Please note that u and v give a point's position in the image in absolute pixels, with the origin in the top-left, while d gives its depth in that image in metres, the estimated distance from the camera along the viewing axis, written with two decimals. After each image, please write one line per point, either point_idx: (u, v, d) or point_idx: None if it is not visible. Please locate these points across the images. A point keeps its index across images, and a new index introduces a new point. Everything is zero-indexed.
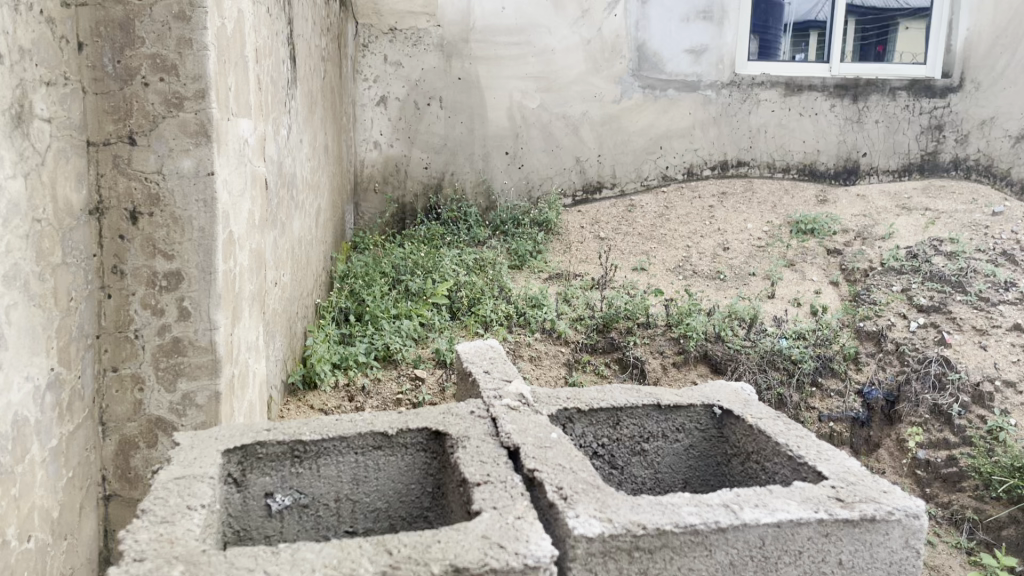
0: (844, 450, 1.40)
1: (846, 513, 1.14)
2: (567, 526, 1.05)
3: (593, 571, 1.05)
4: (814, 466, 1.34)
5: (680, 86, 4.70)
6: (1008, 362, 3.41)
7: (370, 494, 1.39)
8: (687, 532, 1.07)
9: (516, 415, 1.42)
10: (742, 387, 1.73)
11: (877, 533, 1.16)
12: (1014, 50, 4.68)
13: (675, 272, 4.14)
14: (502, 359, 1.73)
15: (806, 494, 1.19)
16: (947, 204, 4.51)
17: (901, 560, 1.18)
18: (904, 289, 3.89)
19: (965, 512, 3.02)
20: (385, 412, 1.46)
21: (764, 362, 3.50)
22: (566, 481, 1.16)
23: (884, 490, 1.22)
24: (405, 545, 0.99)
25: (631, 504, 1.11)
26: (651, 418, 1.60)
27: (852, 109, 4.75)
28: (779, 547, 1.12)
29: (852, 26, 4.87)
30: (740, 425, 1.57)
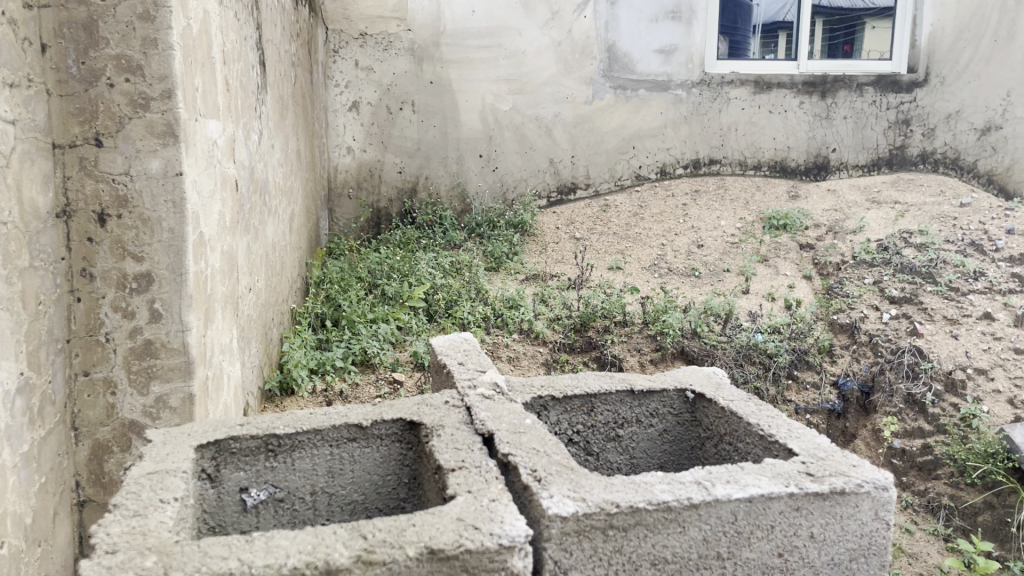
0: (813, 428, 1.43)
1: (815, 486, 1.17)
2: (541, 506, 1.06)
3: (568, 550, 1.06)
4: (785, 444, 1.36)
5: (651, 86, 4.73)
6: (980, 350, 3.46)
7: (346, 486, 1.40)
8: (661, 509, 1.09)
9: (490, 403, 1.43)
10: (714, 372, 1.75)
11: (847, 505, 1.19)
12: (976, 45, 4.73)
13: (650, 270, 4.18)
14: (476, 351, 1.74)
15: (776, 470, 1.22)
16: (917, 197, 4.58)
17: (870, 531, 1.22)
18: (876, 281, 3.95)
19: (941, 499, 3.05)
20: (360, 405, 1.46)
21: (741, 357, 3.58)
22: (541, 463, 1.18)
23: (852, 464, 1.26)
24: (380, 529, 0.99)
25: (604, 485, 1.12)
26: (625, 403, 1.61)
27: (821, 105, 4.80)
28: (752, 522, 1.15)
29: (819, 26, 4.93)
30: (712, 408, 1.59)
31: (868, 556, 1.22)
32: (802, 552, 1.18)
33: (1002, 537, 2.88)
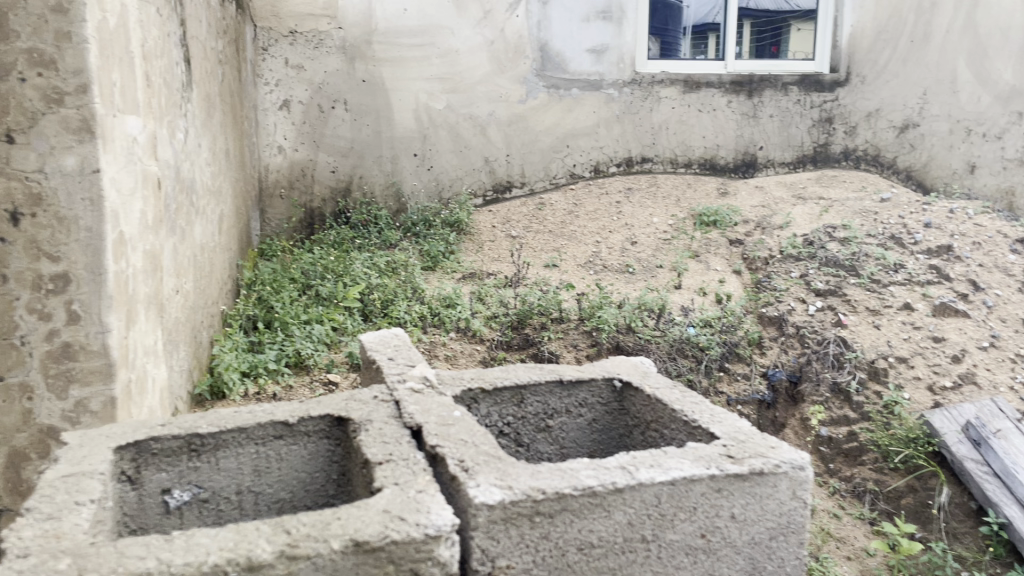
0: (735, 412, 1.50)
1: (735, 468, 1.25)
2: (468, 496, 1.11)
3: (496, 538, 1.11)
4: (708, 429, 1.43)
5: (584, 85, 4.78)
6: (899, 340, 3.68)
7: (274, 485, 1.40)
8: (586, 494, 1.16)
9: (420, 397, 1.44)
10: (642, 361, 1.79)
11: (766, 485, 1.27)
12: (894, 45, 4.91)
13: (585, 268, 4.23)
14: (407, 347, 1.73)
15: (698, 453, 1.29)
16: (840, 193, 4.74)
17: (788, 510, 1.30)
18: (802, 275, 4.10)
19: (867, 484, 3.29)
20: (288, 402, 1.46)
21: (674, 351, 3.68)
22: (469, 454, 1.21)
23: (771, 445, 1.34)
24: (304, 524, 1.02)
25: (531, 473, 1.18)
26: (554, 394, 1.65)
27: (748, 104, 4.92)
28: (675, 503, 1.22)
29: (747, 28, 5.07)
30: (639, 396, 1.64)
31: (786, 533, 1.31)
32: (723, 531, 1.26)
33: (923, 519, 3.15)
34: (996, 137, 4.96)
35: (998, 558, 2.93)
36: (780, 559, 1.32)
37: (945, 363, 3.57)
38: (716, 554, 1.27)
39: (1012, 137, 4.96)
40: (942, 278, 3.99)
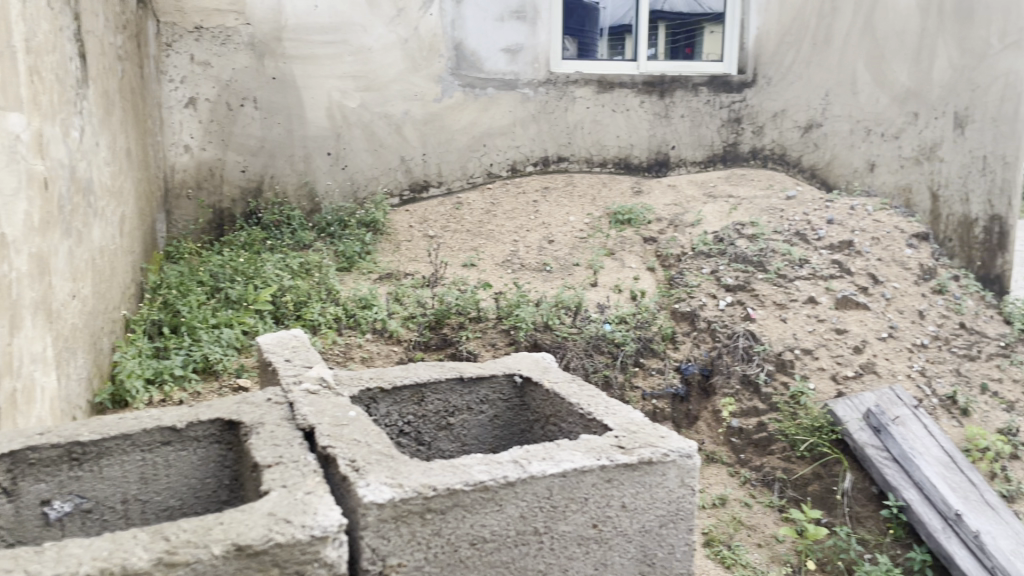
0: (628, 404, 1.74)
1: (624, 458, 1.50)
2: (359, 495, 1.29)
3: (387, 535, 1.30)
4: (602, 421, 1.68)
5: (499, 85, 4.80)
6: (805, 332, 3.86)
7: (161, 492, 1.57)
8: (478, 489, 1.37)
9: (313, 398, 1.64)
10: (545, 357, 2.06)
11: (654, 474, 1.53)
12: (797, 48, 5.08)
13: (503, 267, 4.24)
14: (305, 348, 1.89)
15: (591, 446, 1.53)
16: (748, 191, 4.89)
17: (677, 496, 1.56)
18: (712, 271, 4.21)
19: (775, 473, 3.47)
20: (177, 410, 1.63)
21: (590, 347, 3.73)
22: (360, 454, 1.41)
23: (660, 435, 1.59)
24: (183, 531, 1.16)
25: (423, 471, 1.37)
26: (455, 393, 1.90)
27: (660, 105, 5.03)
28: (565, 495, 1.45)
29: (661, 30, 5.17)
30: (540, 391, 1.90)
31: (675, 520, 1.57)
32: (614, 519, 1.50)
33: (828, 504, 3.34)
34: (893, 136, 5.13)
35: (898, 539, 3.18)
36: (670, 546, 1.58)
37: (848, 353, 3.80)
38: (608, 543, 1.51)
39: (908, 137, 5.13)
40: (844, 272, 4.20)
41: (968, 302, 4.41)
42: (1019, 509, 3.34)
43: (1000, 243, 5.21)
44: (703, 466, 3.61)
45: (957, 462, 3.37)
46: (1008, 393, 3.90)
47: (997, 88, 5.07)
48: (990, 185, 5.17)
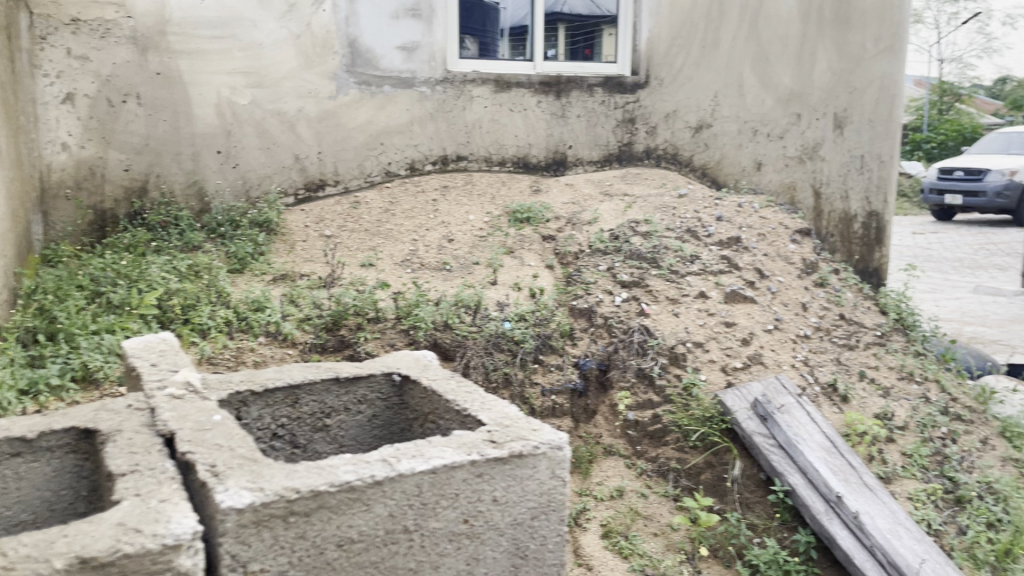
0: (499, 400, 2.13)
1: (495, 453, 1.85)
2: (218, 502, 1.56)
3: (245, 540, 1.58)
4: (476, 417, 2.05)
5: (395, 83, 4.75)
6: (696, 326, 4.01)
7: (13, 505, 1.91)
8: (345, 491, 1.67)
9: (177, 402, 1.96)
10: (425, 355, 2.48)
11: (526, 467, 1.89)
12: (687, 50, 5.24)
13: (402, 266, 4.22)
14: (172, 349, 2.22)
15: (464, 442, 1.87)
16: (643, 189, 5.02)
17: (549, 487, 1.94)
18: (609, 268, 4.29)
19: (669, 463, 3.59)
20: (29, 425, 1.95)
21: (490, 346, 3.74)
22: (222, 459, 1.70)
23: (532, 429, 1.97)
24: (29, 544, 1.42)
25: (287, 473, 1.67)
26: (331, 397, 2.31)
27: (556, 105, 5.09)
28: (436, 491, 1.78)
29: (562, 31, 5.22)
30: (419, 387, 2.32)
31: (547, 510, 1.95)
32: (486, 513, 1.86)
33: (720, 491, 3.50)
34: (778, 136, 5.36)
35: (784, 522, 3.35)
36: (542, 537, 1.96)
37: (736, 345, 3.98)
38: (479, 535, 1.87)
39: (792, 137, 5.36)
40: (732, 267, 4.40)
41: (848, 294, 4.68)
42: (895, 490, 3.52)
43: (877, 238, 5.51)
44: (601, 458, 3.68)
45: (838, 445, 3.54)
46: (884, 379, 4.12)
47: (872, 90, 5.36)
48: (867, 183, 5.45)
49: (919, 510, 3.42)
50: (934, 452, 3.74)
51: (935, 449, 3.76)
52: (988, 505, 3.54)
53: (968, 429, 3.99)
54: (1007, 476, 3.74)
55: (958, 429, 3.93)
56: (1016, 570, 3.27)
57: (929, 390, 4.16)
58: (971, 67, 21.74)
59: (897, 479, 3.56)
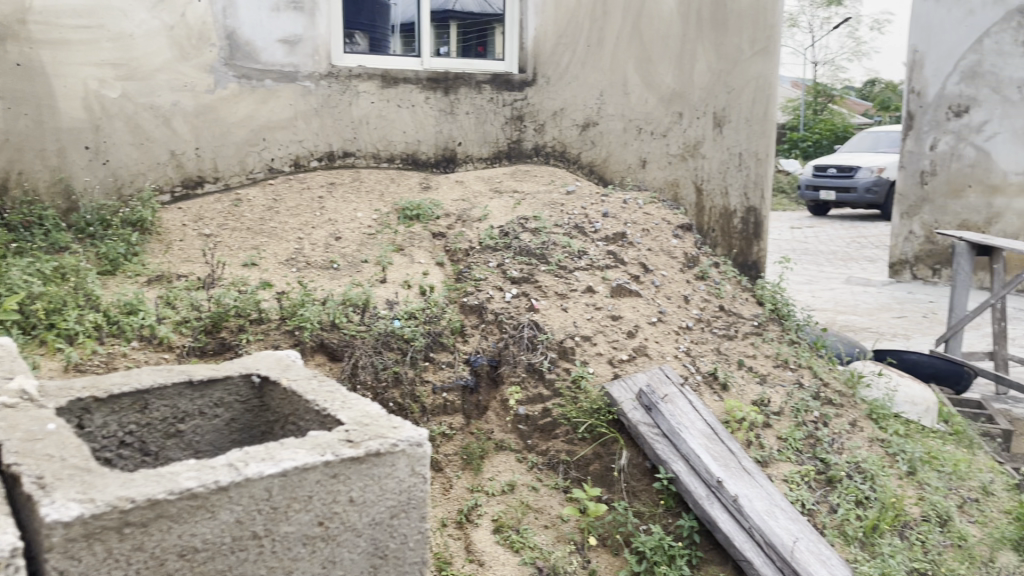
0: (363, 399, 2.23)
1: (351, 452, 1.93)
2: (44, 516, 1.59)
3: (75, 553, 1.61)
4: (337, 416, 2.15)
5: (277, 77, 4.62)
6: (584, 320, 4.08)
7: None
8: (187, 500, 1.73)
9: (8, 411, 2.00)
10: (291, 354, 2.59)
11: (386, 464, 1.99)
12: (573, 49, 5.31)
13: (287, 265, 4.12)
14: (9, 356, 2.27)
15: (321, 443, 1.96)
16: (531, 186, 5.06)
17: (410, 485, 2.05)
18: (499, 265, 4.31)
19: (559, 456, 3.64)
20: None
21: (379, 345, 3.70)
22: (53, 470, 1.74)
23: (394, 427, 2.07)
24: None
25: (121, 482, 1.71)
26: (184, 401, 2.39)
27: (444, 101, 5.06)
28: (288, 493, 1.86)
29: (453, 29, 5.23)
30: (280, 389, 2.42)
31: (408, 508, 2.05)
32: (343, 512, 1.95)
33: (608, 481, 3.57)
34: (661, 134, 5.51)
35: (669, 508, 3.45)
36: (402, 536, 2.06)
37: (623, 338, 4.07)
38: (335, 537, 1.96)
39: (674, 135, 5.52)
40: (618, 262, 4.51)
41: (727, 286, 4.87)
42: (772, 472, 3.68)
43: (755, 232, 5.75)
44: (493, 454, 3.68)
45: (719, 431, 3.68)
46: (760, 367, 4.30)
47: (748, 91, 5.58)
48: (746, 180, 5.67)
49: (794, 491, 3.59)
50: (807, 435, 3.93)
51: (809, 432, 3.95)
52: (857, 483, 3.73)
53: (838, 412, 4.21)
54: (873, 455, 3.95)
55: (829, 413, 4.14)
56: (881, 543, 3.45)
57: (803, 375, 4.37)
58: (842, 70, 23.00)
59: (773, 462, 3.73)
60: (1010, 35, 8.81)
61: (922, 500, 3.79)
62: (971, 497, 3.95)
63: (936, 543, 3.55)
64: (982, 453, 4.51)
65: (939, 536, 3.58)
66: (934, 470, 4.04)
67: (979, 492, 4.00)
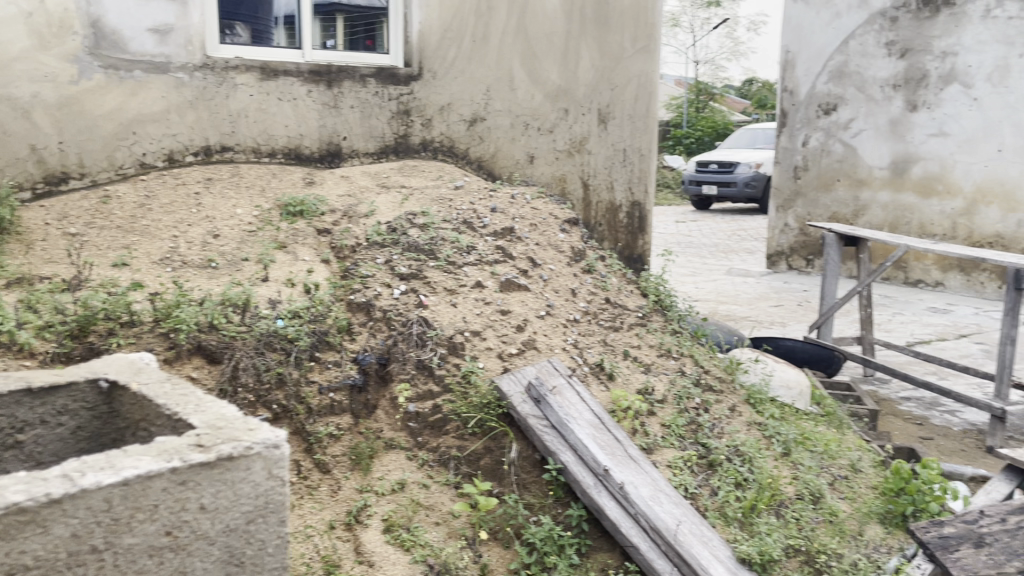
0: (218, 403, 2.45)
1: (199, 459, 2.12)
2: None
3: None
4: (188, 420, 2.34)
5: (147, 68, 4.41)
6: (474, 315, 4.07)
7: None
8: (23, 516, 1.86)
9: None
10: (141, 359, 2.77)
11: (237, 469, 2.19)
12: (459, 44, 5.27)
13: (162, 265, 3.96)
14: None
15: (170, 451, 2.14)
16: (419, 181, 5.02)
17: (264, 489, 2.25)
18: (386, 261, 4.26)
19: (450, 452, 3.63)
20: None
21: (261, 345, 3.59)
22: None
23: (248, 430, 2.28)
24: None
25: None
26: (29, 408, 2.57)
27: (328, 94, 4.94)
28: (132, 502, 2.02)
29: (340, 21, 5.11)
30: (129, 393, 2.60)
31: (263, 512, 2.27)
32: (192, 519, 2.13)
33: (498, 474, 3.59)
34: (548, 131, 5.56)
35: (559, 499, 3.50)
36: (260, 542, 2.27)
37: (512, 332, 4.09)
38: (187, 546, 2.14)
39: (560, 131, 5.59)
40: (507, 257, 4.54)
41: (613, 279, 4.98)
42: (656, 459, 3.79)
43: (640, 225, 5.90)
44: (383, 453, 3.64)
45: (606, 421, 3.75)
46: (644, 357, 4.42)
47: (631, 88, 5.72)
48: (630, 175, 5.81)
49: (677, 476, 3.71)
50: (689, 422, 4.06)
51: (690, 419, 4.08)
52: (736, 466, 3.88)
53: (718, 398, 4.37)
54: (751, 439, 4.11)
55: (709, 399, 4.29)
56: (759, 522, 3.58)
57: (685, 364, 4.52)
58: (721, 69, 23.92)
59: (658, 448, 3.84)
60: (872, 38, 9.31)
61: (796, 479, 3.97)
62: (841, 475, 4.16)
63: (810, 520, 3.71)
64: (851, 432, 4.76)
65: (812, 513, 3.76)
66: (807, 450, 4.25)
67: (848, 469, 4.22)
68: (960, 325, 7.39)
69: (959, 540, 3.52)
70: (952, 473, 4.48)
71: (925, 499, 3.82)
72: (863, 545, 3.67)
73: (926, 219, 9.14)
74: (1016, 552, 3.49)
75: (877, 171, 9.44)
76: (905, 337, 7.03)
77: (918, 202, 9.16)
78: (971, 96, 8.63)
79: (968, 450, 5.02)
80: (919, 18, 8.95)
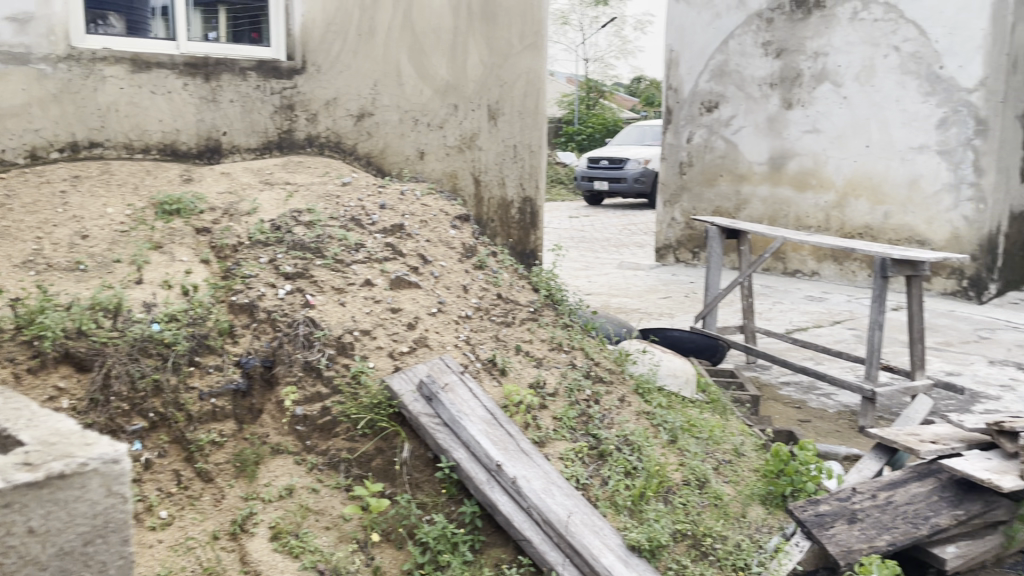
0: (51, 417, 2.44)
1: (25, 478, 2.12)
2: None
3: None
4: (19, 438, 2.32)
5: (5, 58, 4.14)
6: (363, 314, 4.00)
7: None
8: None
9: None
10: None
11: (72, 487, 2.19)
12: (343, 37, 5.17)
13: (24, 268, 3.73)
14: None
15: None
16: (304, 177, 4.88)
17: (101, 505, 2.26)
18: (270, 260, 4.13)
19: (340, 454, 3.56)
20: None
21: (135, 351, 3.43)
22: None
23: (83, 446, 2.28)
24: None
25: None
26: None
27: (205, 88, 4.75)
28: None
29: (221, 13, 4.96)
30: None
31: (100, 530, 2.26)
32: (21, 540, 2.13)
33: (390, 475, 3.54)
34: (437, 126, 5.50)
35: (452, 496, 3.47)
36: (99, 564, 2.27)
37: (402, 330, 4.04)
38: (13, 573, 2.13)
39: (450, 127, 5.54)
40: (397, 254, 4.48)
41: (504, 275, 4.99)
42: (549, 452, 3.82)
43: (532, 221, 5.92)
44: (269, 458, 3.53)
45: (499, 416, 3.74)
46: (536, 351, 4.45)
47: (520, 84, 5.72)
48: (521, 171, 5.82)
49: (569, 468, 3.76)
50: (580, 413, 4.12)
51: (581, 411, 4.14)
52: (626, 455, 3.96)
53: (608, 389, 4.45)
54: (640, 428, 4.21)
55: (600, 391, 4.36)
56: (648, 509, 3.66)
57: (576, 357, 4.57)
58: (610, 67, 24.46)
59: (550, 441, 3.88)
60: (750, 38, 9.70)
61: (683, 465, 4.09)
62: (725, 459, 4.31)
63: (696, 504, 3.83)
64: (734, 418, 4.94)
65: (698, 498, 3.88)
66: (693, 437, 4.39)
67: (732, 454, 4.38)
68: (834, 312, 7.80)
69: (834, 517, 3.72)
70: (827, 453, 4.72)
71: (803, 479, 4.02)
72: (746, 526, 3.82)
73: (802, 212, 9.56)
74: (885, 525, 3.70)
75: (756, 166, 9.84)
76: (784, 324, 7.36)
77: (794, 195, 9.59)
78: (841, 94, 9.10)
79: (842, 430, 5.29)
80: (793, 19, 9.36)
